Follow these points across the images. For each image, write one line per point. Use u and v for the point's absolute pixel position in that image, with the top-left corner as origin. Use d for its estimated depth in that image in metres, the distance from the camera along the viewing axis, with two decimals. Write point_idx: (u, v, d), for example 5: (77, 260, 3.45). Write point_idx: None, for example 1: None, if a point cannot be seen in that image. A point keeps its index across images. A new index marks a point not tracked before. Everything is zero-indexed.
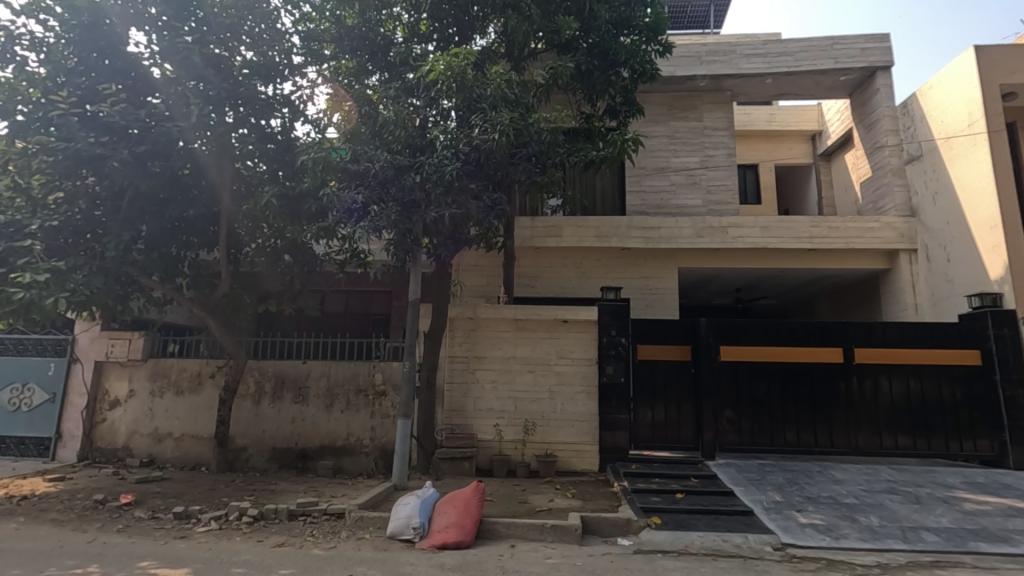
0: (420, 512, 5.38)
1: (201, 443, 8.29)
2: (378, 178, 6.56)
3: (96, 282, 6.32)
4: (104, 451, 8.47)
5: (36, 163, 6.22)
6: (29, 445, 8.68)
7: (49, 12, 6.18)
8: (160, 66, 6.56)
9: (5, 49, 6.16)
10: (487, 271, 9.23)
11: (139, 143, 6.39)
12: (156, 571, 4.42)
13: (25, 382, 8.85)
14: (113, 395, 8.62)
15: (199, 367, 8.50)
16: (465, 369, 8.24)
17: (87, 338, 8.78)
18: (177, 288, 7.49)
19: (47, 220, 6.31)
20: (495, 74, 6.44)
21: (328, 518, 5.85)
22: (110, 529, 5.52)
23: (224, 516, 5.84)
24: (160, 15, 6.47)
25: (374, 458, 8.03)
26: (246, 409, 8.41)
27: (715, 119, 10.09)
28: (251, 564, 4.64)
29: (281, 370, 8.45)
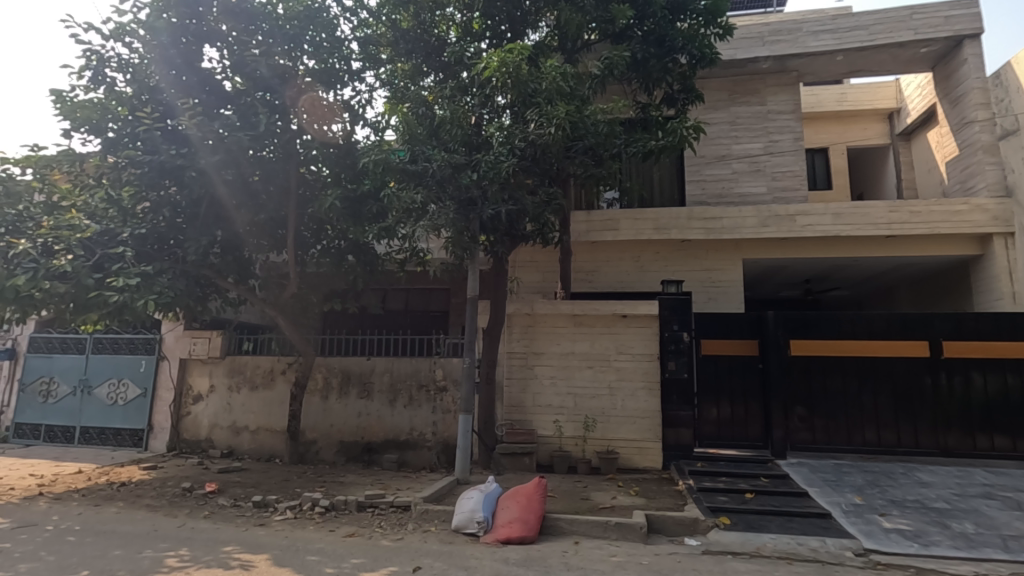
0: (484, 506, 5.46)
1: (274, 436, 8.72)
2: (435, 177, 6.67)
3: (179, 284, 6.76)
4: (189, 442, 9.09)
5: (125, 176, 6.74)
6: (124, 436, 9.42)
7: (134, 35, 6.64)
8: (232, 79, 6.98)
9: (97, 71, 6.69)
10: (544, 267, 9.18)
11: (213, 153, 6.62)
12: (239, 556, 4.69)
13: (120, 377, 9.61)
14: (196, 390, 9.23)
15: (271, 364, 8.94)
16: (524, 365, 8.25)
17: (172, 337, 9.43)
18: (251, 289, 7.90)
19: (137, 228, 6.81)
20: (550, 67, 6.37)
21: (395, 510, 6.02)
22: (197, 516, 5.91)
23: (298, 506, 6.12)
24: (230, 31, 6.85)
25: (437, 452, 8.20)
26: (315, 405, 8.78)
27: (780, 102, 9.60)
28: (325, 553, 4.84)
29: (347, 366, 8.78)
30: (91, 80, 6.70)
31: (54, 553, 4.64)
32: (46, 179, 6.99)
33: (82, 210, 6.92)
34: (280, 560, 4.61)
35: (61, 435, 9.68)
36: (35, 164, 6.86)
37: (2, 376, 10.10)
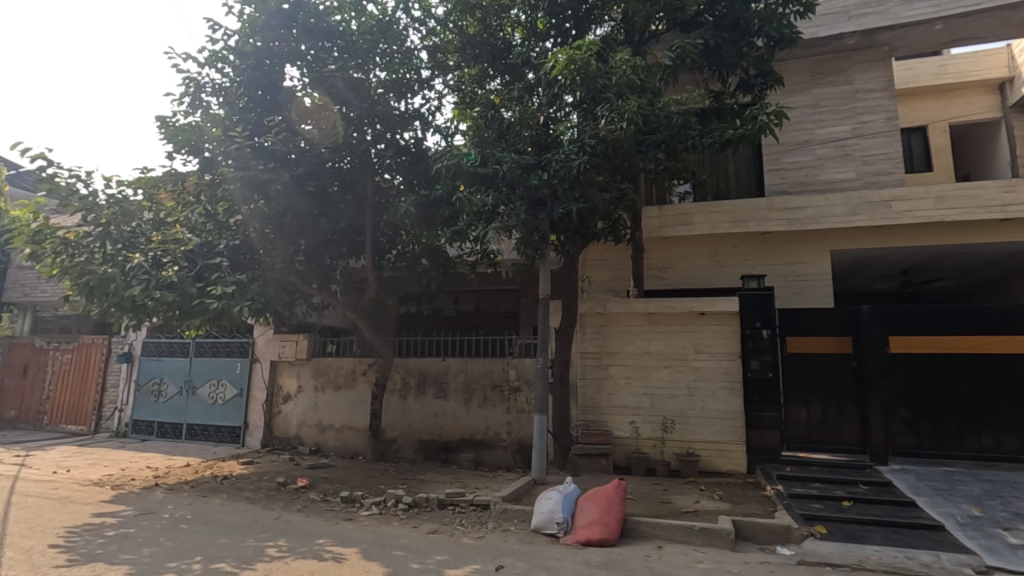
0: (563, 507, 5.43)
1: (357, 434, 9.12)
2: (505, 179, 6.69)
3: (269, 291, 7.21)
4: (281, 439, 9.67)
5: (220, 192, 7.30)
6: (224, 432, 10.17)
7: (226, 61, 7.15)
8: (311, 95, 7.26)
9: (195, 97, 7.26)
10: (615, 265, 9.00)
11: (297, 166, 7.11)
12: (331, 549, 4.92)
13: (219, 378, 10.38)
14: (286, 390, 9.81)
15: (353, 365, 9.36)
16: (598, 365, 8.15)
17: (263, 340, 10.08)
18: (333, 294, 8.28)
19: (231, 239, 7.38)
20: (620, 61, 6.22)
21: (474, 509, 6.12)
22: (292, 509, 6.27)
23: (382, 502, 6.37)
24: (309, 50, 7.16)
25: (512, 452, 8.26)
26: (394, 404, 9.09)
27: (869, 80, 8.91)
28: (409, 548, 4.98)
29: (423, 367, 9.03)
30: (190, 104, 7.28)
31: (171, 539, 5.07)
32: (154, 198, 7.62)
33: (185, 225, 7.51)
34: (369, 554, 4.79)
35: (171, 431, 10.59)
36: (145, 185, 7.54)
37: (120, 377, 11.19)
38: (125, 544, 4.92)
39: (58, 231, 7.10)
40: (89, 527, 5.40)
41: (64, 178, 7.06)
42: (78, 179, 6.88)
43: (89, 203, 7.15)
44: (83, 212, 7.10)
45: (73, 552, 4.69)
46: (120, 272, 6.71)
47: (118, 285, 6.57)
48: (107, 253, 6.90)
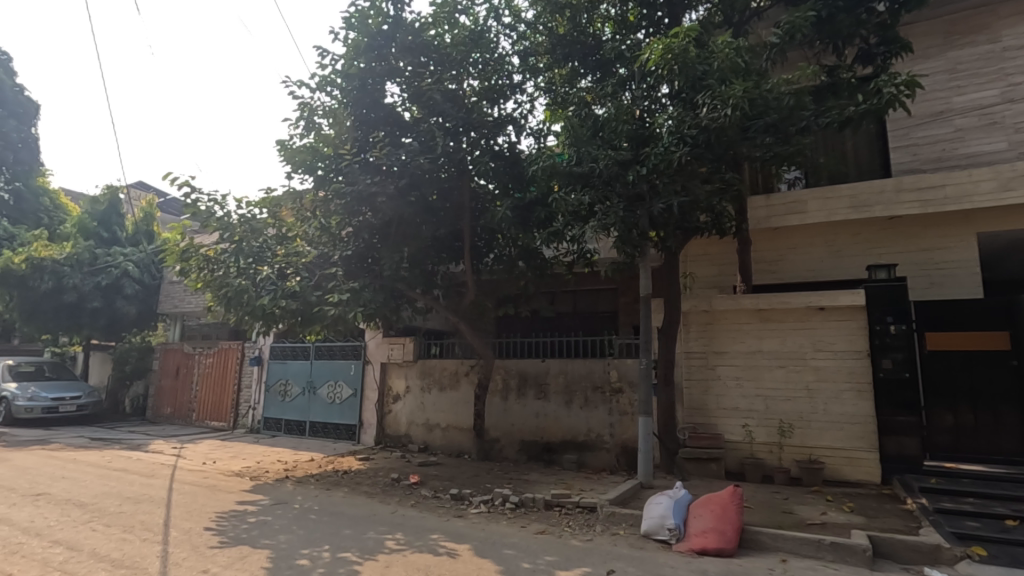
0: (675, 513, 5.22)
1: (462, 434, 9.45)
2: (602, 176, 6.55)
3: (379, 298, 7.61)
4: (392, 437, 10.22)
5: (333, 207, 7.71)
6: (342, 430, 10.93)
7: (334, 84, 7.70)
8: (410, 109, 7.68)
9: (309, 120, 7.88)
10: (719, 259, 8.52)
11: (400, 178, 7.36)
12: (445, 544, 5.11)
13: (336, 380, 11.18)
14: (395, 390, 10.36)
15: (456, 367, 9.72)
16: (704, 365, 7.78)
17: (373, 343, 10.72)
18: (435, 299, 8.60)
19: (345, 250, 7.90)
20: (721, 45, 5.97)
21: (581, 511, 6.09)
22: (406, 504, 6.59)
23: (490, 501, 6.51)
24: (406, 67, 7.51)
25: (616, 455, 8.11)
26: (496, 405, 9.27)
27: (1020, 35, 7.76)
28: (519, 548, 5.05)
29: (523, 368, 9.13)
30: (305, 127, 7.91)
31: (303, 528, 5.53)
32: (277, 216, 8.37)
33: (304, 239, 8.19)
34: (480, 551, 4.91)
35: (296, 428, 11.56)
36: (269, 205, 8.31)
37: (253, 378, 12.41)
38: (265, 530, 5.43)
39: (200, 249, 8.03)
40: (235, 513, 6.03)
41: (204, 203, 7.98)
42: (215, 202, 7.75)
43: (225, 223, 8.01)
44: (220, 231, 7.99)
45: (223, 535, 5.26)
46: (251, 283, 7.47)
47: (250, 295, 7.32)
48: (241, 266, 7.69)
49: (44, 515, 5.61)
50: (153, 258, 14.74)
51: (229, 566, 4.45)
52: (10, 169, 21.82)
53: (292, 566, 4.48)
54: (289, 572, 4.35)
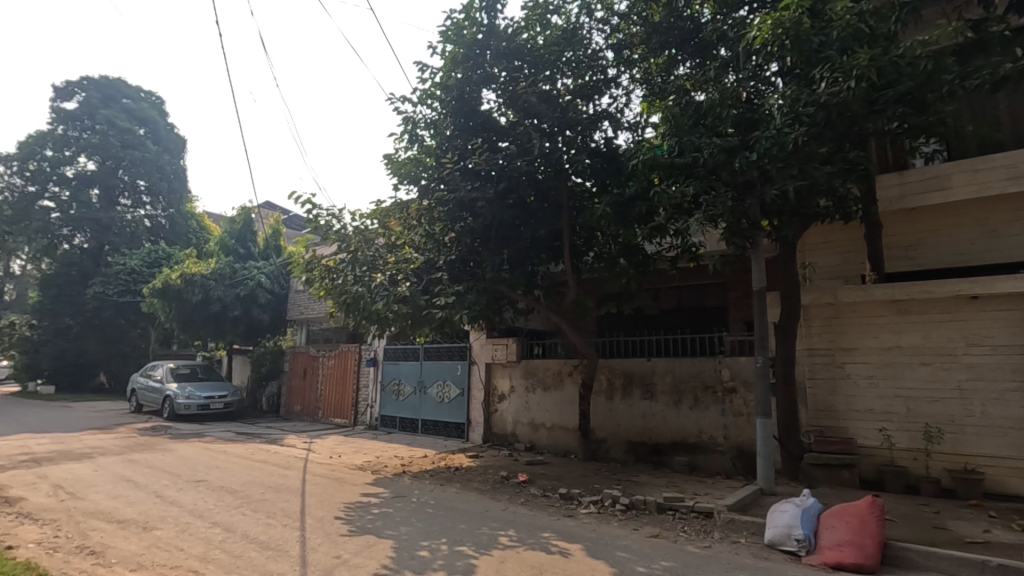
0: (803, 522, 4.84)
1: (568, 433, 9.48)
2: (707, 166, 6.22)
3: (482, 300, 7.81)
4: (499, 436, 10.46)
5: (437, 214, 8.16)
6: (451, 428, 11.38)
7: (434, 97, 8.03)
8: (506, 113, 7.79)
9: (412, 133, 8.29)
10: (843, 247, 7.76)
11: (500, 181, 7.64)
12: (557, 543, 5.14)
13: (444, 380, 11.65)
14: (500, 390, 10.60)
15: (559, 366, 9.79)
16: (830, 364, 7.13)
17: (478, 344, 11.05)
18: (537, 299, 8.67)
19: (448, 255, 8.14)
20: (842, 11, 5.48)
21: (697, 516, 5.85)
22: (516, 501, 6.71)
23: (600, 501, 6.44)
24: (501, 72, 7.64)
25: (731, 458, 7.69)
26: (600, 404, 9.16)
27: None
28: (633, 550, 4.94)
29: (628, 367, 8.94)
30: (409, 140, 8.33)
31: (421, 521, 5.82)
32: (386, 226, 8.88)
33: (412, 246, 8.54)
34: (593, 552, 4.88)
35: (409, 425, 12.21)
36: (379, 216, 8.84)
37: (369, 378, 13.29)
38: (388, 521, 5.79)
39: (322, 260, 8.70)
40: (361, 504, 6.49)
41: (324, 217, 8.67)
42: (333, 216, 8.39)
43: (343, 235, 8.68)
44: (338, 243, 8.67)
45: (352, 524, 5.67)
46: (367, 290, 7.98)
47: (366, 301, 7.84)
48: (357, 274, 8.29)
49: (205, 499, 6.40)
50: (281, 270, 16.28)
51: (358, 553, 4.79)
52: (166, 198, 25.20)
53: (414, 556, 4.74)
54: (412, 562, 4.60)
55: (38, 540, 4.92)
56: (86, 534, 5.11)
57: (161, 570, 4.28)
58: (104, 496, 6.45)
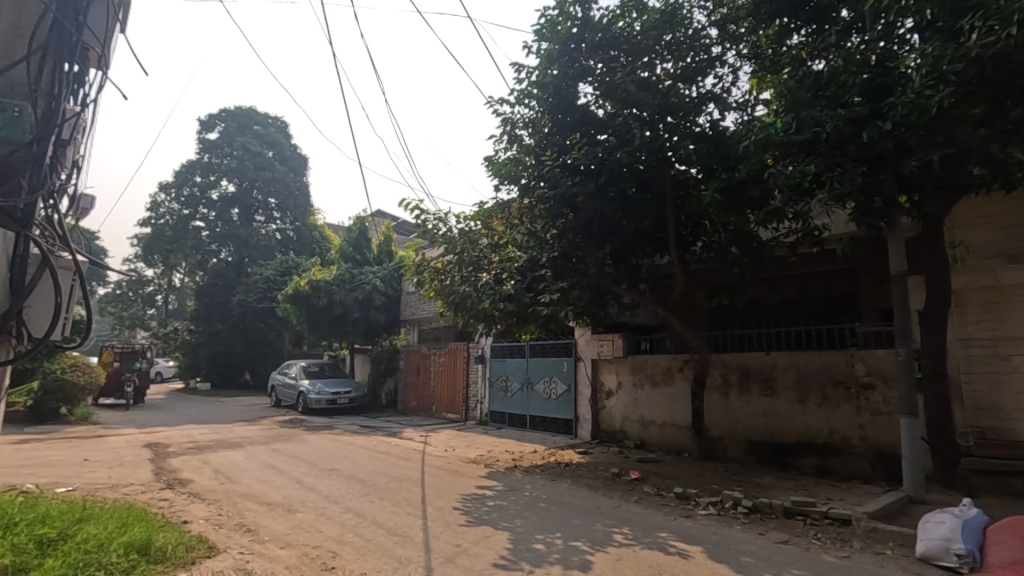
0: (965, 536, 4.27)
1: (681, 431, 9.16)
2: (831, 141, 5.71)
3: (586, 295, 7.73)
4: (607, 433, 10.35)
5: (538, 213, 8.24)
6: (559, 424, 11.43)
7: (532, 96, 8.09)
8: (603, 105, 7.65)
9: (511, 133, 8.41)
10: (1005, 221, 6.53)
11: (599, 175, 7.51)
12: (675, 544, 4.98)
13: (551, 376, 11.73)
14: (607, 386, 10.48)
15: (669, 362, 9.49)
16: (991, 356, 6.27)
17: (583, 341, 11.01)
18: (642, 293, 8.44)
19: (551, 252, 8.17)
20: None
21: (832, 523, 5.41)
22: (630, 499, 6.59)
23: (720, 503, 6.14)
24: (597, 65, 7.55)
25: (870, 461, 7.01)
26: (715, 401, 8.70)
27: None
28: (759, 556, 4.66)
29: (744, 362, 8.42)
30: (508, 140, 8.46)
31: (535, 515, 5.91)
32: (489, 226, 9.12)
33: (515, 245, 8.71)
34: (716, 555, 4.67)
35: (518, 421, 12.42)
36: (482, 217, 9.12)
37: (478, 375, 13.73)
38: (503, 514, 5.95)
39: (431, 263, 9.10)
40: (477, 496, 6.73)
41: (431, 221, 9.08)
42: (440, 220, 8.77)
43: (449, 237, 9.03)
44: (445, 245, 9.04)
45: (469, 515, 5.90)
46: (473, 289, 8.26)
47: (473, 300, 8.11)
48: (464, 275, 8.58)
49: (338, 486, 6.99)
50: (394, 273, 17.28)
51: (477, 543, 4.98)
52: (293, 213, 27.80)
53: (530, 549, 4.82)
54: (528, 554, 4.68)
55: (206, 517, 5.65)
56: (243, 513, 5.80)
57: (305, 549, 4.73)
58: (255, 480, 7.27)
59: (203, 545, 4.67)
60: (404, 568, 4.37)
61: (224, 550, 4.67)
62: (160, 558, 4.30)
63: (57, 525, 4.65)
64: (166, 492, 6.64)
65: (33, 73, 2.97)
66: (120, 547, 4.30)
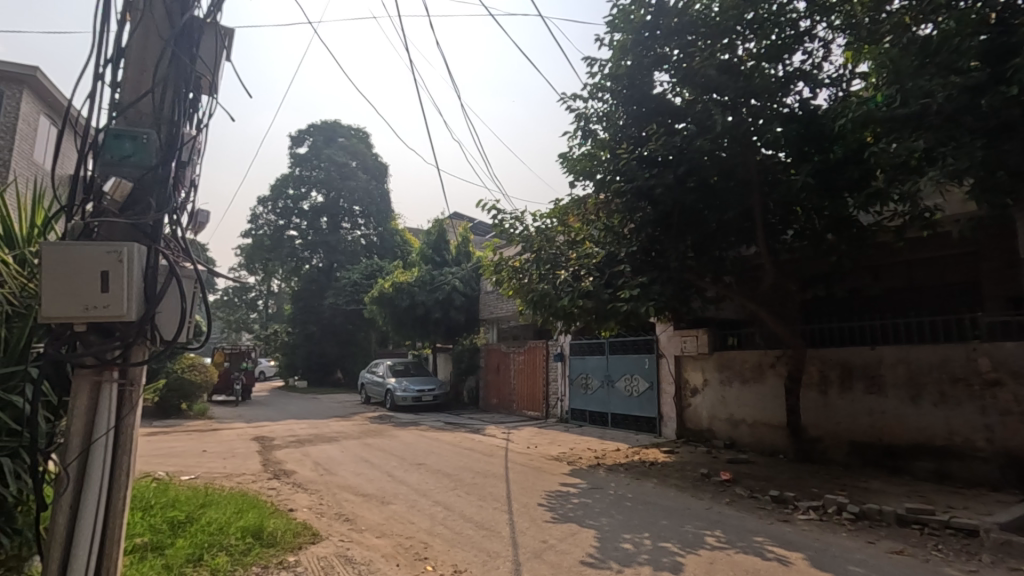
0: None
1: (775, 431, 8.70)
2: (943, 112, 5.16)
3: (668, 290, 7.50)
4: (694, 432, 10.00)
5: (615, 207, 8.10)
6: (642, 422, 11.18)
7: (606, 89, 7.97)
8: (681, 93, 7.39)
9: (586, 128, 8.34)
10: None
11: (679, 165, 7.21)
12: (773, 549, 4.72)
13: (632, 373, 11.50)
14: (692, 383, 10.12)
15: (758, 358, 9.03)
16: None
17: (665, 337, 10.70)
18: (728, 286, 8.07)
19: (629, 246, 8.00)
20: None
21: (955, 534, 4.91)
22: (721, 501, 6.32)
23: (822, 508, 5.74)
24: (673, 51, 7.30)
25: (999, 467, 6.30)
26: (813, 399, 8.18)
27: None
28: (870, 566, 4.32)
29: (845, 357, 7.85)
30: (582, 136, 8.38)
31: (621, 514, 5.82)
32: (565, 223, 9.10)
33: (592, 241, 8.61)
34: (819, 563, 4.38)
35: (599, 419, 12.29)
36: (558, 214, 9.12)
37: (558, 373, 13.73)
38: (588, 511, 5.91)
39: (508, 262, 9.19)
40: (561, 493, 6.74)
41: (508, 221, 9.18)
42: (516, 219, 8.85)
43: (526, 236, 9.09)
44: (522, 244, 9.10)
45: (554, 511, 5.92)
46: (552, 287, 8.25)
47: (552, 297, 8.10)
48: (542, 272, 8.57)
49: (427, 480, 7.26)
50: (472, 273, 17.65)
51: (563, 540, 4.98)
52: (376, 218, 29.17)
53: (617, 548, 4.76)
54: (616, 553, 4.62)
55: (309, 506, 6.07)
56: (341, 503, 6.17)
57: (399, 539, 4.95)
58: (350, 473, 7.70)
59: (307, 531, 5.01)
60: (493, 561, 4.45)
61: (326, 536, 4.99)
62: (272, 542, 4.67)
63: (184, 508, 5.18)
64: (273, 482, 7.20)
65: (156, 102, 2.99)
66: (238, 531, 4.72)
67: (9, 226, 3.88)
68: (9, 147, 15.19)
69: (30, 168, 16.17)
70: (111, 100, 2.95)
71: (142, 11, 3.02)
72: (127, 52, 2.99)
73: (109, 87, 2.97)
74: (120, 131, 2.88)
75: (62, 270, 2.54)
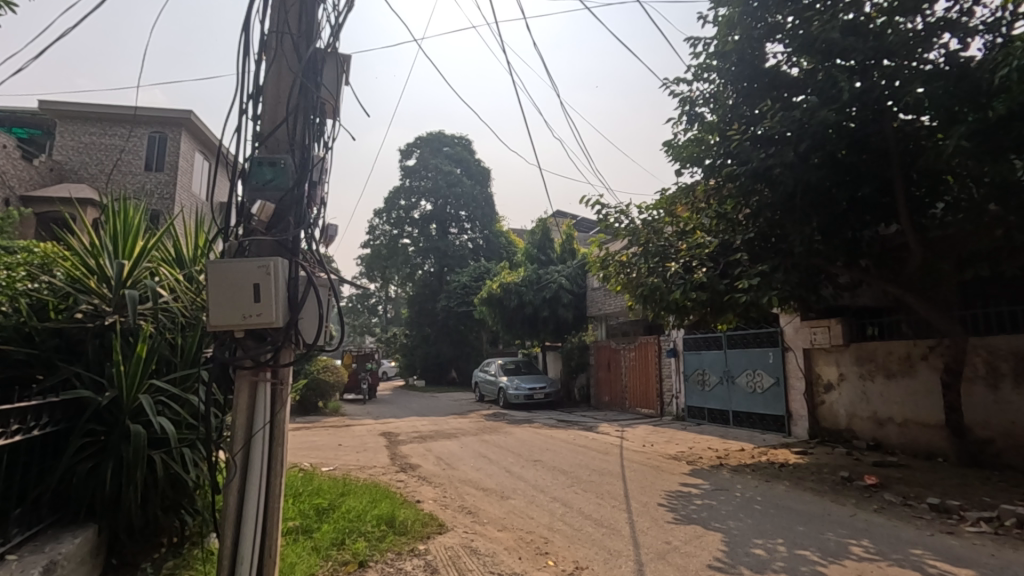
0: None
1: (930, 431, 7.73)
2: None
3: (794, 278, 6.92)
4: (830, 431, 9.15)
5: (727, 193, 7.60)
6: (769, 420, 10.42)
7: (712, 68, 7.54)
8: (799, 63, 6.79)
9: (692, 112, 7.95)
10: None
11: (800, 141, 6.51)
12: (936, 564, 4.18)
13: (755, 368, 10.76)
14: (826, 379, 9.28)
15: (906, 349, 8.08)
16: None
17: (791, 329, 9.90)
18: (865, 269, 7.28)
19: (746, 233, 7.51)
20: None
21: None
22: (867, 508, 5.72)
23: (997, 520, 4.99)
24: (787, 19, 6.76)
25: None
26: (980, 396, 7.22)
27: None
28: None
29: (1020, 346, 6.88)
30: (688, 121, 8.00)
31: (751, 517, 5.48)
32: (673, 213, 8.76)
33: (704, 230, 8.20)
34: None
35: (720, 417, 11.64)
36: (665, 204, 8.78)
37: (672, 369, 13.22)
38: (714, 513, 5.63)
39: (615, 257, 8.94)
40: (683, 493, 6.49)
41: (612, 215, 9.01)
42: (621, 213, 8.66)
43: (632, 229, 8.86)
44: (628, 238, 8.87)
45: (677, 512, 5.72)
46: (662, 280, 7.91)
47: (663, 291, 7.78)
48: (651, 266, 8.27)
49: (544, 477, 7.35)
50: (578, 270, 17.60)
51: (688, 541, 4.80)
52: (482, 222, 30.14)
53: (749, 553, 4.48)
54: (748, 559, 4.36)
55: (434, 498, 6.41)
56: (464, 497, 6.43)
57: (521, 533, 5.07)
58: (470, 468, 8.01)
59: (434, 522, 5.29)
60: (615, 560, 4.39)
61: (452, 527, 5.24)
62: (404, 530, 5.00)
63: (327, 496, 5.72)
64: (401, 474, 7.70)
65: (290, 130, 3.32)
66: (374, 519, 5.11)
67: (179, 250, 4.51)
68: (174, 183, 17.73)
69: (190, 199, 18.75)
70: (255, 132, 3.32)
71: (276, 50, 3.37)
72: (265, 87, 3.34)
73: (252, 120, 3.34)
74: (262, 159, 3.22)
75: (222, 286, 2.90)
